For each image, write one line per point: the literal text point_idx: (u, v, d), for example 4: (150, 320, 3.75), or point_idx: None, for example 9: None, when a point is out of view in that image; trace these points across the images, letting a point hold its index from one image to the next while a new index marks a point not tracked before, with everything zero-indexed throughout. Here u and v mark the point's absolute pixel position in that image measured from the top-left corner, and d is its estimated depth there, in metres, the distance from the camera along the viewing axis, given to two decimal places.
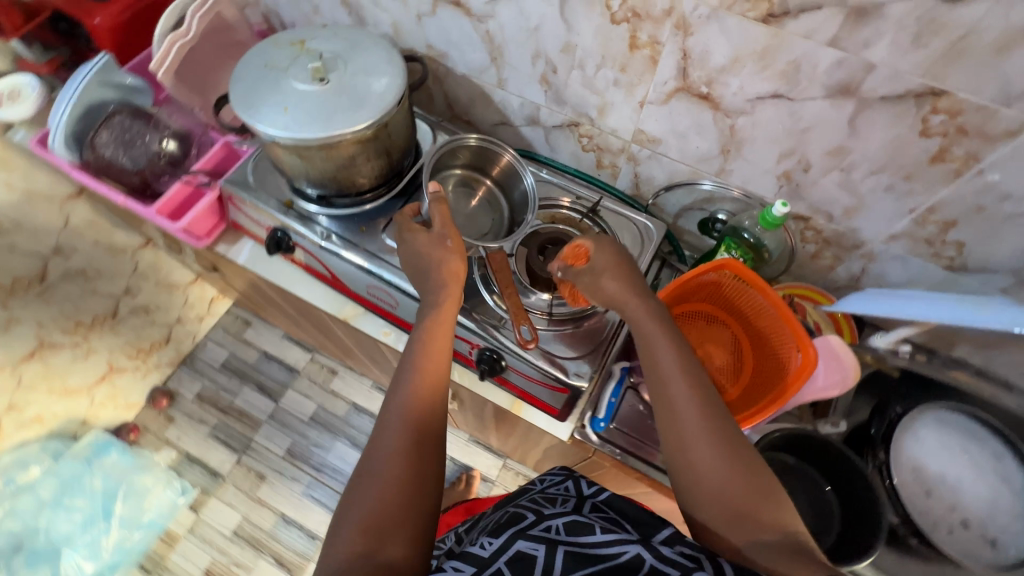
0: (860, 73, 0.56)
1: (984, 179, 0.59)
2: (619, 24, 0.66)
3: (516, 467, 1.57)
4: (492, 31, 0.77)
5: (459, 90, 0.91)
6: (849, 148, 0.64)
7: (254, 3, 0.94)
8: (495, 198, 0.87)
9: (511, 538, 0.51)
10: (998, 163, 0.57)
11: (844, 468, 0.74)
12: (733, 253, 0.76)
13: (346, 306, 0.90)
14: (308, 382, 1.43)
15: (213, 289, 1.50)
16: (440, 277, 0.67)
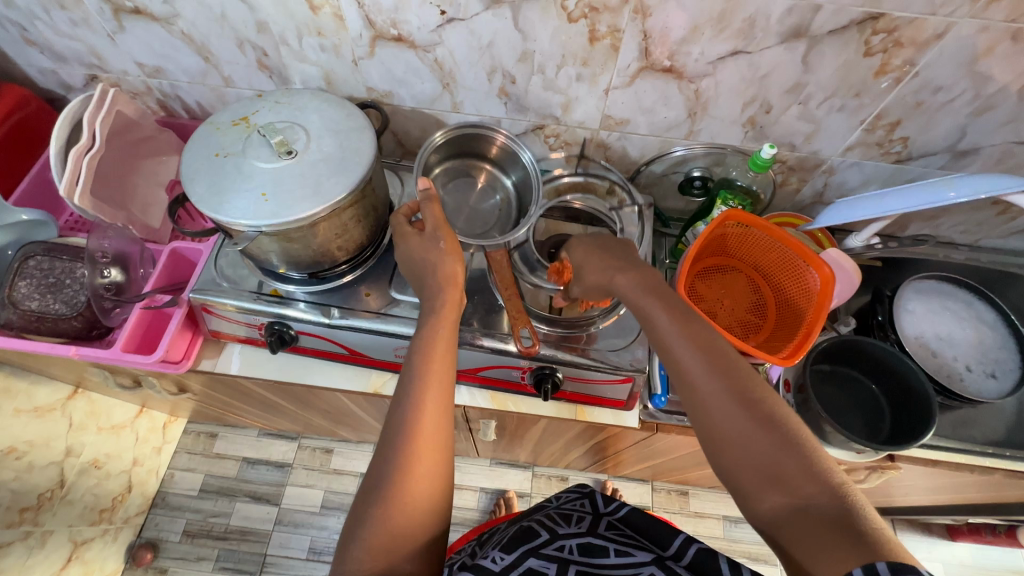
0: (809, 15, 0.63)
1: (920, 80, 0.69)
2: (577, 21, 0.67)
3: (546, 471, 1.56)
4: (441, 58, 0.75)
5: (409, 125, 0.88)
6: (805, 83, 0.71)
7: (146, 91, 0.87)
8: (496, 184, 0.86)
9: (528, 547, 0.65)
10: (929, 63, 0.66)
11: (879, 361, 0.83)
12: (731, 204, 0.82)
13: (372, 377, 0.84)
14: (306, 472, 1.39)
15: (164, 414, 1.37)
16: (437, 281, 0.64)
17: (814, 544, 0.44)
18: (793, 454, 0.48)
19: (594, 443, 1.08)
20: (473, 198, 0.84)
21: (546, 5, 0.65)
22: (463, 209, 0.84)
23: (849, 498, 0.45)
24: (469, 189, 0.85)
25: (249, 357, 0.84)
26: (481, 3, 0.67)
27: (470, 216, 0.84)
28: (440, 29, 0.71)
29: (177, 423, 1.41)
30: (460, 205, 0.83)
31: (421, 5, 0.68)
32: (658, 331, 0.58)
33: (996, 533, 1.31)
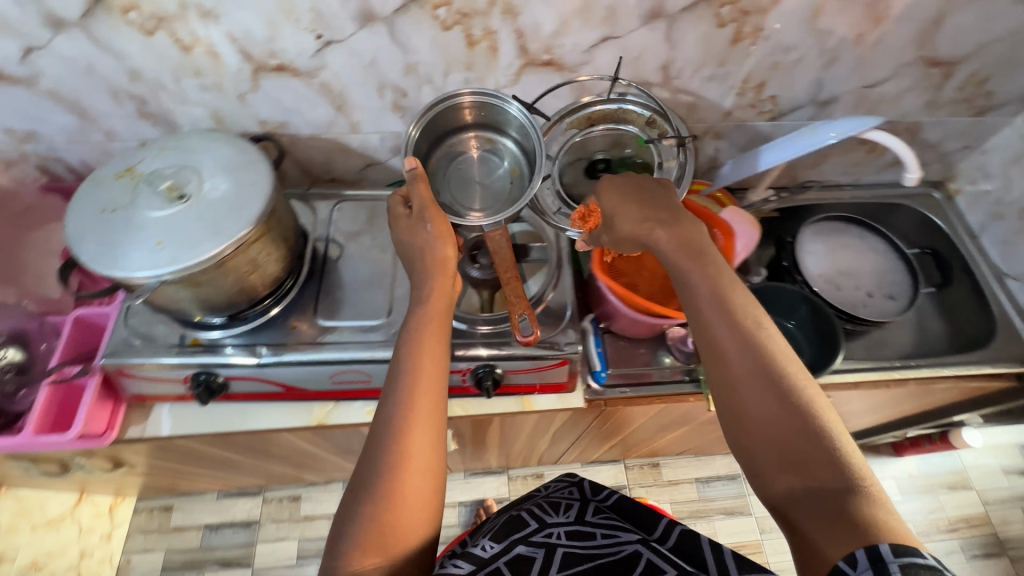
0: None
1: (771, 42, 0.75)
2: (452, 28, 0.69)
3: (521, 472, 1.57)
4: (327, 81, 0.75)
5: (311, 152, 0.88)
6: (674, 59, 0.76)
7: (21, 159, 0.82)
8: (498, 153, 0.80)
9: (519, 533, 0.66)
10: (775, 26, 0.73)
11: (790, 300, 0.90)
12: None
13: (314, 409, 0.83)
14: (275, 525, 1.34)
15: (107, 497, 1.27)
16: (426, 264, 0.66)
17: (823, 527, 0.45)
18: (810, 440, 0.48)
19: (556, 433, 1.10)
20: (475, 173, 0.79)
21: (419, 16, 0.67)
22: (467, 187, 0.79)
23: (862, 482, 0.46)
24: (467, 165, 0.80)
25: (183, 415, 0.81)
26: (355, 23, 0.68)
27: (478, 192, 0.79)
28: (320, 52, 0.71)
29: (125, 503, 1.31)
30: (464, 185, 0.79)
31: (295, 31, 0.68)
32: (694, 294, 0.58)
33: (932, 441, 1.39)
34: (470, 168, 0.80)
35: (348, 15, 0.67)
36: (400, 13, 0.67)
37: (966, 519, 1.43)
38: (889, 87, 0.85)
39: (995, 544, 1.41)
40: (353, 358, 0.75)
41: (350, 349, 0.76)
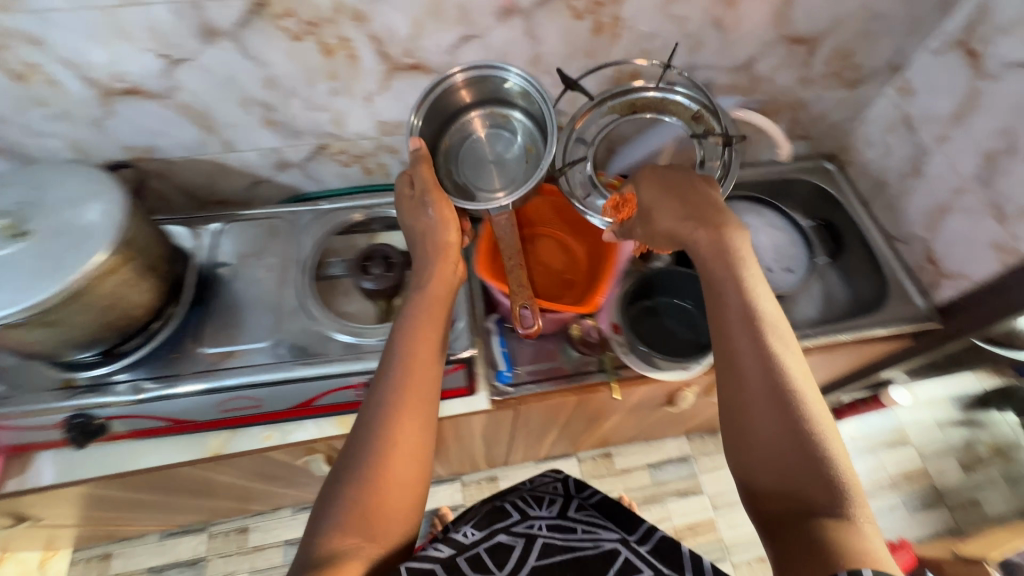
0: None
1: (626, 31, 0.77)
2: (303, 39, 0.70)
3: (475, 477, 1.55)
4: (186, 101, 0.74)
5: (193, 175, 0.87)
6: (535, 53, 0.78)
7: None
8: (510, 130, 0.82)
9: (509, 527, 0.71)
10: (625, 12, 0.75)
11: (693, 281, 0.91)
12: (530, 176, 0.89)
13: (207, 441, 0.79)
14: (222, 560, 1.29)
15: (34, 553, 1.21)
16: (430, 248, 0.72)
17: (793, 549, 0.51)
18: (804, 458, 0.54)
19: (484, 436, 1.09)
20: (488, 153, 0.82)
21: (264, 27, 0.67)
22: (483, 167, 0.82)
23: (852, 513, 0.52)
24: (482, 146, 0.82)
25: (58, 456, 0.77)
26: (197, 39, 0.67)
27: (494, 172, 0.82)
28: (170, 73, 0.70)
29: (58, 556, 1.25)
30: (480, 166, 0.82)
31: (135, 50, 0.67)
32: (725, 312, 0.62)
33: (866, 402, 1.38)
34: (484, 146, 0.82)
35: (187, 32, 0.66)
36: (244, 26, 0.67)
37: (906, 476, 1.45)
38: (753, 67, 0.88)
39: (933, 494, 1.43)
40: (244, 385, 0.75)
41: (232, 376, 0.75)
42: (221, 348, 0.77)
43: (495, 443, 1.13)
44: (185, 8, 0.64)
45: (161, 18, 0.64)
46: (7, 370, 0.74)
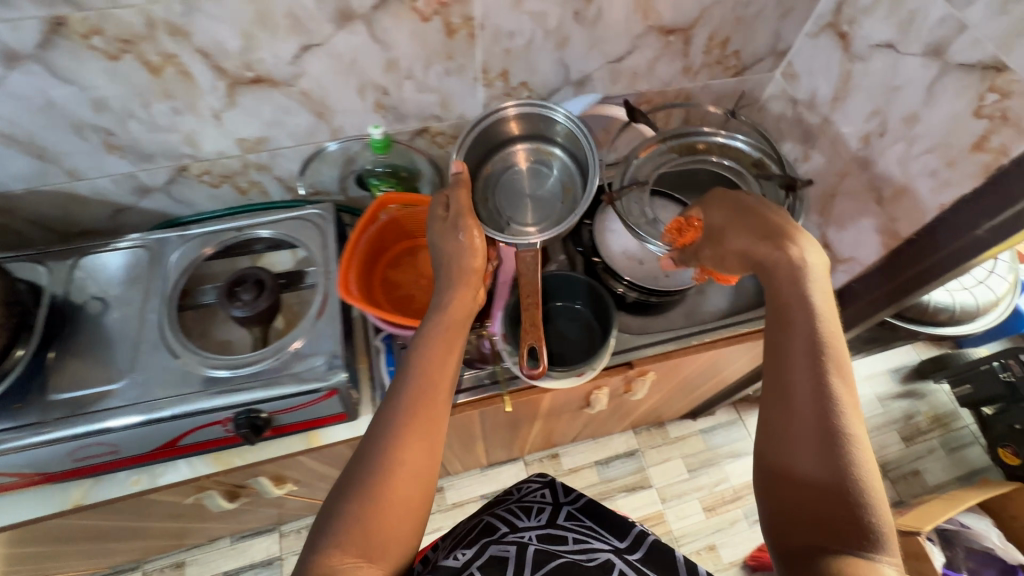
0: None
1: (711, 44, 0.86)
2: (430, 19, 0.69)
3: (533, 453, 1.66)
4: (307, 88, 0.74)
5: (290, 161, 0.85)
6: (633, 53, 0.83)
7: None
8: (565, 174, 0.85)
9: (567, 528, 0.74)
10: (714, 28, 0.83)
11: None
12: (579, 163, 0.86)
13: (304, 437, 0.79)
14: None
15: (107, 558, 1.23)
16: (765, 221, 0.64)
17: None
18: None
19: (544, 419, 1.16)
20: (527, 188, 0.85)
21: (399, 10, 0.67)
22: (520, 204, 0.85)
23: None
24: (539, 175, 0.86)
25: (167, 464, 0.77)
26: (333, 24, 0.66)
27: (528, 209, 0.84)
28: (299, 59, 0.69)
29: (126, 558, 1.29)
30: (515, 199, 0.84)
31: (274, 39, 0.66)
32: None
33: None
34: (524, 178, 0.86)
35: (325, 16, 0.65)
36: (379, 8, 0.66)
37: None
38: None
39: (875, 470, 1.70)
40: (340, 381, 0.73)
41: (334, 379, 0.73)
42: (314, 343, 0.76)
43: (564, 419, 1.20)
44: None
45: (305, 5, 0.63)
46: (115, 371, 0.73)
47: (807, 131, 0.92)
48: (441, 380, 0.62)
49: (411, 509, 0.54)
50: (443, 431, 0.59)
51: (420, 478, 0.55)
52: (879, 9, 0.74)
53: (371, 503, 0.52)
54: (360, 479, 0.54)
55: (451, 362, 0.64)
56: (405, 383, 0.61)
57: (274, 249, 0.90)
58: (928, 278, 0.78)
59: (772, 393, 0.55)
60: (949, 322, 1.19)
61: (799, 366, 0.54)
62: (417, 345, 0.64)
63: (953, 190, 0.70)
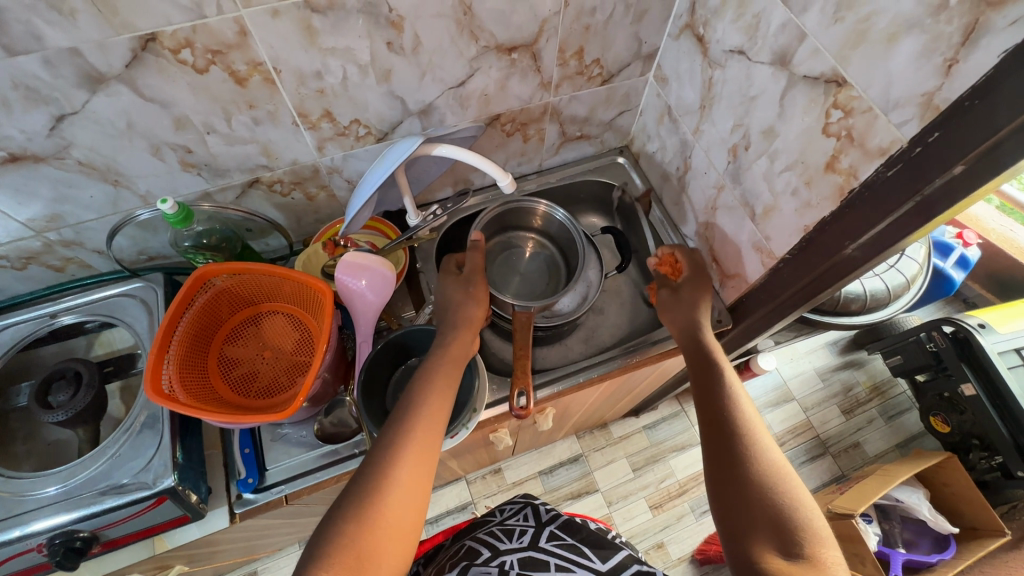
0: (434, 17, 0.64)
1: (564, 56, 0.78)
2: (208, 70, 0.59)
3: (478, 473, 1.59)
4: (84, 158, 0.63)
5: (102, 229, 0.74)
6: (476, 76, 0.75)
7: None
8: (553, 262, 1.01)
9: (549, 550, 0.71)
10: (563, 39, 0.75)
11: None
12: (557, 252, 1.01)
13: (146, 545, 0.72)
14: None
15: None
16: (693, 295, 0.79)
17: None
18: None
19: (455, 458, 1.09)
20: (521, 266, 1.00)
21: (162, 65, 0.57)
22: (510, 277, 1.00)
23: None
24: (533, 258, 1.02)
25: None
26: (83, 88, 0.56)
27: (515, 281, 1.00)
28: (57, 130, 0.59)
29: None
30: (509, 272, 0.99)
31: (14, 114, 0.55)
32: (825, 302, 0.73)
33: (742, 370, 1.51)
34: (521, 257, 1.01)
35: (68, 82, 0.55)
36: (136, 66, 0.56)
37: (792, 430, 1.63)
38: None
39: (818, 446, 1.62)
40: (169, 486, 0.65)
41: (160, 487, 0.65)
42: (139, 442, 0.68)
43: (485, 453, 1.14)
44: (61, 57, 0.52)
45: (35, 73, 0.53)
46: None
47: (684, 139, 0.85)
48: (439, 420, 0.63)
49: (400, 528, 0.53)
50: (436, 454, 0.60)
51: (413, 507, 0.54)
52: (727, 12, 0.67)
53: (365, 520, 0.51)
54: (353, 499, 0.53)
55: (449, 392, 0.66)
56: (402, 416, 0.61)
57: (109, 326, 0.79)
58: (823, 283, 0.67)
59: (706, 430, 0.62)
60: (863, 311, 1.16)
61: (721, 403, 0.62)
62: (418, 375, 0.67)
63: (815, 212, 0.64)
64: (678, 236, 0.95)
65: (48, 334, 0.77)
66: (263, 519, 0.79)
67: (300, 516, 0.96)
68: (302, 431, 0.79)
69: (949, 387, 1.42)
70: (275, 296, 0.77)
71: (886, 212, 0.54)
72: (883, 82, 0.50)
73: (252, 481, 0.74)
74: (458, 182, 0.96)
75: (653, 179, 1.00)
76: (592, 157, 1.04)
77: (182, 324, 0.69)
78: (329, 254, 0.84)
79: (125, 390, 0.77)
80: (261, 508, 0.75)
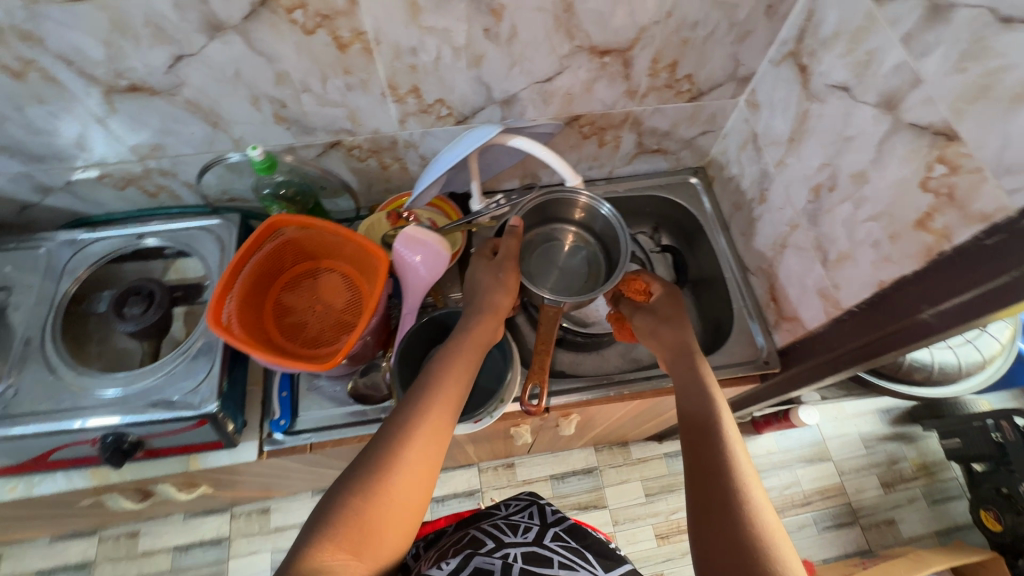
0: (534, 10, 0.64)
1: (655, 66, 0.76)
2: (315, 32, 0.63)
3: (490, 463, 1.61)
4: (192, 97, 0.69)
5: (195, 166, 0.80)
6: (562, 74, 0.75)
7: None
8: (594, 258, 1.00)
9: (553, 549, 0.71)
10: (659, 50, 0.74)
11: (719, 304, 0.94)
12: (596, 248, 0.99)
13: (181, 461, 0.78)
14: (245, 539, 1.31)
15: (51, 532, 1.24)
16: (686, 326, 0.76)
17: None
18: None
19: (472, 444, 1.11)
20: (560, 260, 1.00)
21: (275, 23, 0.61)
22: (549, 271, 1.00)
23: None
24: (573, 252, 1.01)
25: (46, 473, 0.76)
26: (203, 34, 0.61)
27: (554, 275, 1.00)
28: (174, 68, 0.64)
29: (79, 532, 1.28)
30: (547, 265, 0.99)
31: (141, 48, 0.61)
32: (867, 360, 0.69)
33: (779, 419, 1.45)
34: (561, 251, 1.01)
35: (191, 26, 0.60)
36: (253, 20, 0.60)
37: (822, 491, 1.54)
38: None
39: (847, 514, 1.52)
40: (210, 411, 0.70)
41: (202, 408, 0.70)
42: (193, 365, 0.73)
43: (502, 446, 1.15)
44: (189, 2, 0.57)
45: (165, 14, 0.58)
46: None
47: (765, 170, 0.82)
48: (447, 401, 0.63)
49: (402, 506, 0.54)
50: (443, 435, 0.61)
51: (414, 488, 0.56)
52: (837, 45, 0.64)
53: (371, 494, 0.53)
54: (362, 471, 0.55)
55: (462, 376, 0.67)
56: (415, 395, 0.63)
57: (185, 255, 0.85)
58: (893, 343, 0.63)
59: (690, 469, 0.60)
60: (927, 383, 1.08)
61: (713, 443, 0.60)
62: (439, 356, 0.69)
63: (894, 268, 0.60)
64: (739, 269, 0.92)
65: (133, 252, 0.84)
66: (287, 461, 0.83)
67: (319, 467, 1.01)
68: (336, 387, 0.82)
69: (1010, 482, 1.32)
70: (335, 255, 0.80)
71: (977, 281, 0.50)
72: (999, 143, 0.46)
73: (284, 423, 0.78)
74: (525, 176, 0.97)
75: (724, 205, 0.97)
76: (664, 173, 1.02)
77: (250, 265, 0.73)
78: (392, 225, 0.87)
79: (189, 315, 0.82)
80: (288, 450, 0.79)
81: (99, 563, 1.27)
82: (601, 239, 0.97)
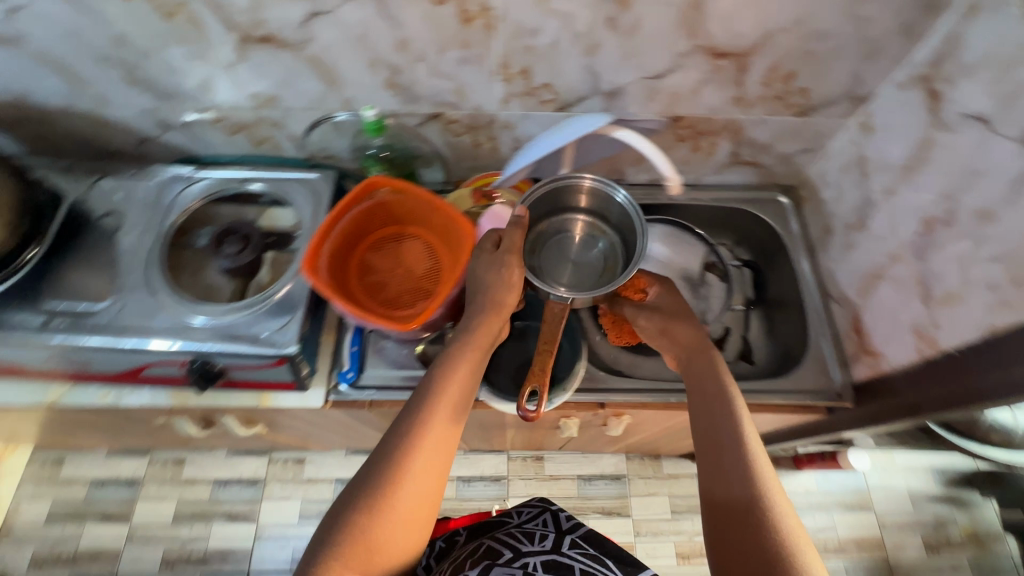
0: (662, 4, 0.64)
1: (771, 74, 0.74)
2: (445, 3, 0.64)
3: (520, 453, 1.62)
4: (316, 54, 0.72)
5: (302, 121, 0.84)
6: (674, 73, 0.74)
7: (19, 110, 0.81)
8: (612, 250, 0.89)
9: (574, 557, 0.71)
10: (779, 58, 0.72)
11: (793, 329, 0.91)
12: (611, 238, 0.89)
13: (253, 396, 0.82)
14: (278, 485, 1.31)
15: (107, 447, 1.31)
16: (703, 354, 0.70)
17: None
18: None
19: (514, 430, 1.11)
20: (573, 253, 0.90)
21: None
22: (562, 266, 0.90)
23: None
24: (588, 244, 0.90)
25: (134, 387, 0.82)
26: None
27: (567, 271, 0.90)
28: (307, 24, 0.67)
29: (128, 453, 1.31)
30: (559, 260, 0.90)
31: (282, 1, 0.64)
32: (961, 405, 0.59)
33: (826, 458, 1.38)
34: (574, 244, 0.91)
35: None
36: None
37: (860, 541, 1.47)
38: None
39: (885, 569, 1.44)
40: (290, 352, 0.73)
41: (283, 349, 0.73)
42: (278, 307, 0.77)
43: (542, 436, 1.15)
44: None
45: None
46: (101, 291, 0.79)
47: (868, 195, 0.78)
48: (449, 406, 0.62)
49: (405, 519, 0.55)
50: (446, 441, 0.60)
51: (416, 500, 0.56)
52: (979, 73, 0.60)
53: (374, 511, 0.54)
54: (365, 485, 0.56)
55: (466, 377, 0.64)
56: (417, 403, 0.62)
57: (278, 204, 0.89)
58: (983, 394, 0.59)
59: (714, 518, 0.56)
60: (1004, 445, 1.01)
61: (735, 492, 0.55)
62: (440, 360, 0.66)
63: (1012, 313, 0.56)
64: (820, 295, 0.89)
65: (233, 194, 0.89)
66: (345, 414, 0.86)
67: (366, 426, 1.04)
68: (402, 350, 0.85)
69: None
70: (423, 224, 0.83)
71: None
72: None
73: (351, 376, 0.81)
74: (610, 172, 0.97)
75: (812, 228, 0.93)
76: (752, 187, 0.98)
77: (346, 220, 0.77)
78: (475, 202, 0.88)
79: (275, 261, 0.84)
80: (351, 403, 0.82)
81: (146, 482, 1.30)
82: (615, 224, 0.87)
